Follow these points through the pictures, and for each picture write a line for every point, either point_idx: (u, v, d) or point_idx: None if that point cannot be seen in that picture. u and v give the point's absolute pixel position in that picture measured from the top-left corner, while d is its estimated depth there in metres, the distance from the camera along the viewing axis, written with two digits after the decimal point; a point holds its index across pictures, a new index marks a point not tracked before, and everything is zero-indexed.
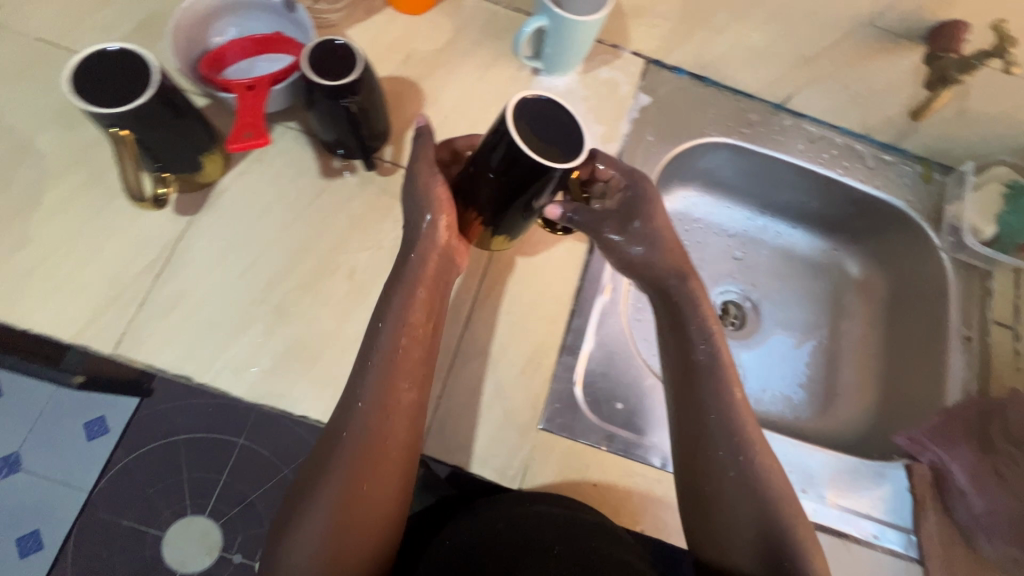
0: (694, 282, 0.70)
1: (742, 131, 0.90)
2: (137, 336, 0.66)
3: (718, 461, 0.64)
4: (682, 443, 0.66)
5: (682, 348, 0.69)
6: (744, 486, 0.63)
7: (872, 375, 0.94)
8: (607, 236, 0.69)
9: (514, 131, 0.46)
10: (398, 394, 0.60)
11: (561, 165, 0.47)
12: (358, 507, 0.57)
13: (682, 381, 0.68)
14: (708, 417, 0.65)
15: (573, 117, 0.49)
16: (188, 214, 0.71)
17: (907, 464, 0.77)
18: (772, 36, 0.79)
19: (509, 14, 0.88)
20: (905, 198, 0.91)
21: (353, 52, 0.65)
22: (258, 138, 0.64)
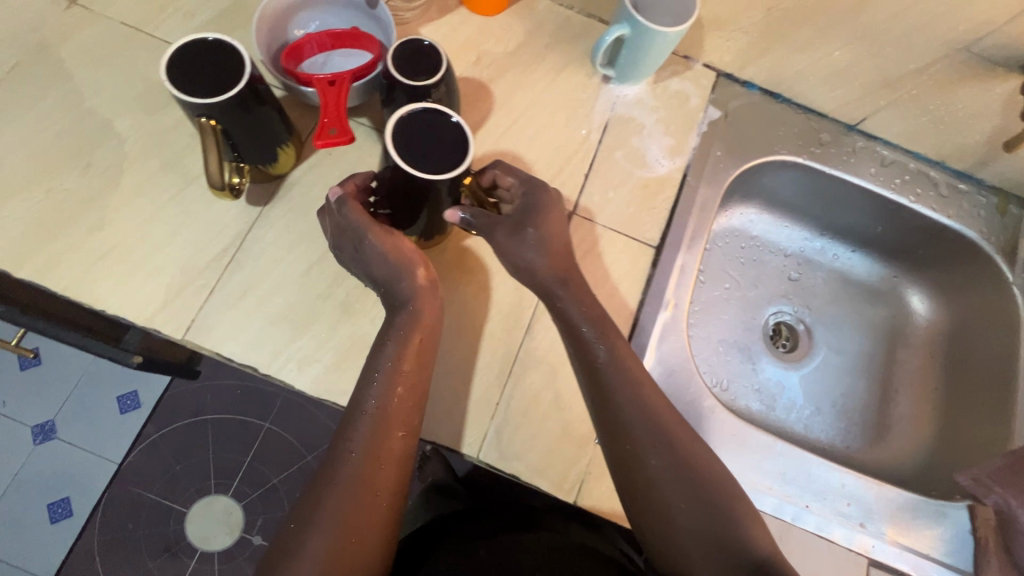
0: (578, 286, 0.68)
1: (812, 150, 0.88)
2: (208, 323, 0.67)
3: (641, 461, 0.61)
4: (610, 449, 0.63)
5: (581, 352, 0.65)
6: (697, 500, 0.61)
7: (929, 409, 0.92)
8: (500, 239, 0.67)
9: (400, 156, 0.55)
10: (398, 423, 0.61)
11: (453, 175, 0.56)
12: (355, 534, 0.56)
13: (589, 388, 0.65)
14: (627, 422, 0.62)
15: (441, 123, 0.57)
16: (260, 205, 0.72)
17: (969, 505, 0.75)
18: (858, 55, 0.77)
19: (582, 19, 0.87)
20: (977, 228, 0.88)
21: (439, 53, 0.65)
22: (341, 135, 0.63)
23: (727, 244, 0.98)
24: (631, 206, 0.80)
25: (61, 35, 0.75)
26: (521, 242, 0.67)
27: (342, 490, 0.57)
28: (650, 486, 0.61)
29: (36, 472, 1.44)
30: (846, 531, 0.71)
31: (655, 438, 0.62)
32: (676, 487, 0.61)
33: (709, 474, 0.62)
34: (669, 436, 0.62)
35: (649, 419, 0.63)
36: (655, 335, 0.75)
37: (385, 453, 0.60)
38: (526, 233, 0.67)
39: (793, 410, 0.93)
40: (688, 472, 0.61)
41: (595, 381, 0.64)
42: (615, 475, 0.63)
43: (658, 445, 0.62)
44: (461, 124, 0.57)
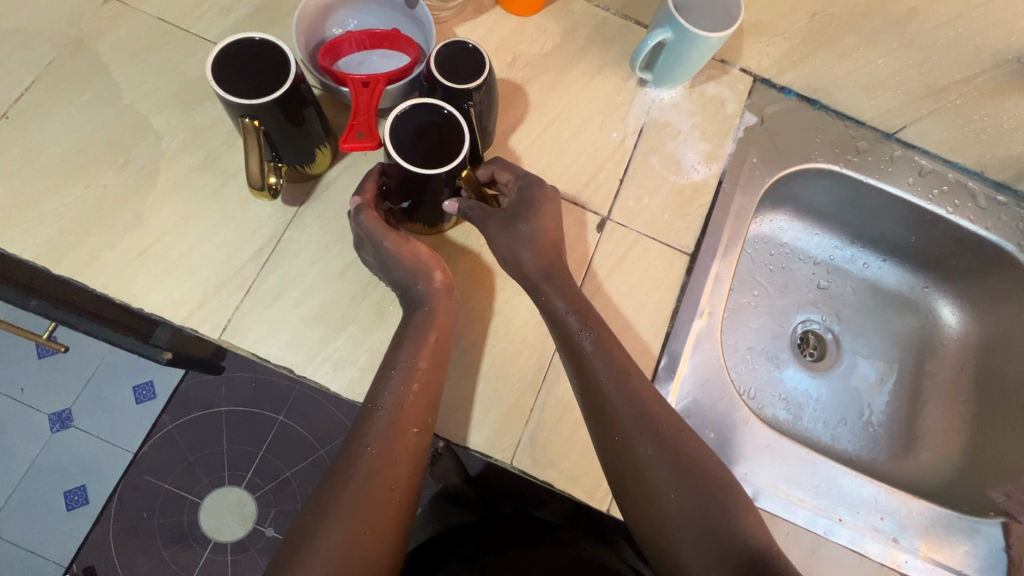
0: (563, 277, 0.67)
1: (849, 158, 0.86)
2: (243, 323, 0.67)
3: (629, 450, 0.61)
4: (600, 440, 0.63)
5: (567, 342, 0.65)
6: (690, 491, 0.60)
7: (958, 421, 0.91)
8: (491, 232, 0.66)
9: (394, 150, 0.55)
10: (411, 425, 0.61)
11: (448, 167, 0.56)
12: (365, 534, 0.56)
13: (576, 377, 0.65)
14: (613, 410, 0.62)
15: (434, 113, 0.57)
16: (295, 204, 0.71)
17: (1003, 522, 0.74)
18: (901, 64, 0.79)
19: (618, 21, 0.86)
20: (1016, 241, 0.87)
21: (484, 58, 0.64)
22: (368, 141, 0.59)
23: (757, 250, 0.97)
24: (666, 212, 0.79)
25: (99, 29, 0.74)
26: (513, 236, 0.66)
27: (356, 492, 0.57)
28: (639, 475, 0.61)
29: (53, 460, 1.45)
30: (879, 545, 0.71)
31: (644, 427, 0.62)
32: (666, 476, 0.60)
33: (701, 465, 0.61)
34: (659, 425, 0.62)
35: (638, 408, 0.62)
36: (689, 344, 0.75)
37: (400, 454, 0.60)
38: (518, 227, 0.66)
39: (819, 420, 0.92)
40: (679, 464, 0.61)
41: (583, 370, 0.64)
42: (606, 466, 0.63)
43: (648, 434, 0.61)
44: (454, 115, 0.57)
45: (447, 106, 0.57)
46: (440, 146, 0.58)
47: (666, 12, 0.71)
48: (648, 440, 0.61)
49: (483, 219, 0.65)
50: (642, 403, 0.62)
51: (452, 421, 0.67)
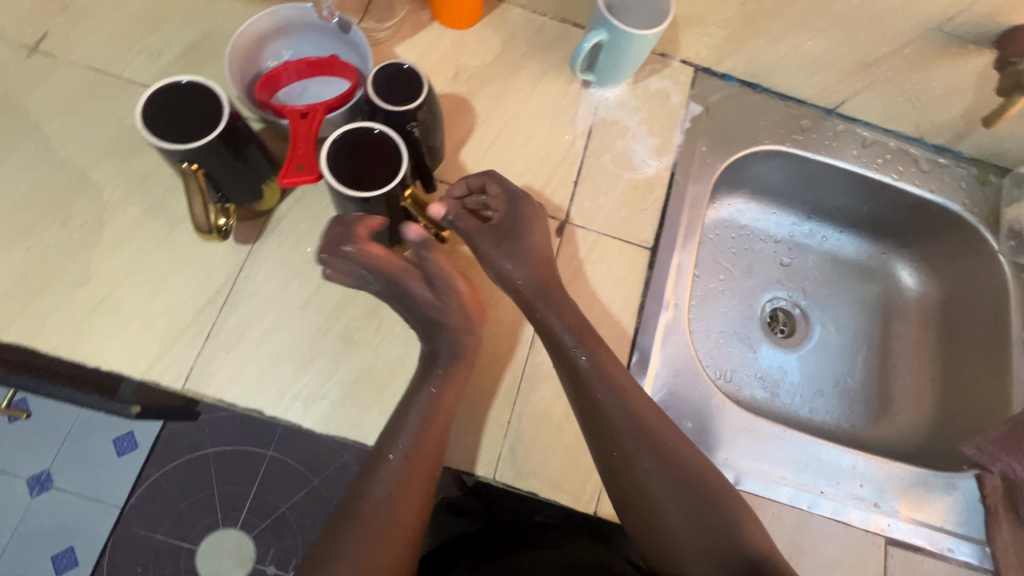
0: (556, 291, 0.69)
1: (794, 138, 0.89)
2: (206, 370, 0.65)
3: (628, 464, 0.64)
4: (599, 454, 0.65)
5: (563, 359, 0.67)
6: (687, 500, 0.63)
7: (927, 381, 0.94)
8: (482, 250, 0.69)
9: (332, 179, 0.55)
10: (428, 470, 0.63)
11: (389, 187, 0.56)
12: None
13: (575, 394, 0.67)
14: (612, 424, 0.65)
15: (369, 136, 0.57)
16: (248, 243, 0.70)
17: (976, 473, 0.76)
18: (833, 42, 0.78)
19: (557, 25, 0.87)
20: (960, 201, 0.90)
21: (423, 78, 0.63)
22: (309, 174, 0.58)
23: (718, 235, 0.99)
24: (623, 209, 0.80)
25: (25, 85, 0.72)
26: (508, 252, 0.69)
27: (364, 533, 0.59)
28: (639, 489, 0.64)
29: (36, 526, 1.40)
30: (861, 512, 0.72)
31: (642, 443, 0.64)
32: (665, 488, 0.64)
33: (700, 476, 0.64)
34: (656, 441, 0.65)
35: (636, 423, 0.65)
36: (659, 338, 0.75)
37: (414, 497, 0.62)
38: (514, 243, 0.69)
39: (796, 395, 0.94)
40: (677, 474, 0.64)
41: (582, 388, 0.66)
42: (606, 477, 0.66)
43: (646, 448, 0.64)
44: (388, 133, 0.57)
45: (377, 125, 0.57)
46: (382, 167, 0.58)
47: (598, 14, 0.72)
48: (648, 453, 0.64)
49: (471, 230, 0.68)
50: (639, 416, 0.65)
51: None
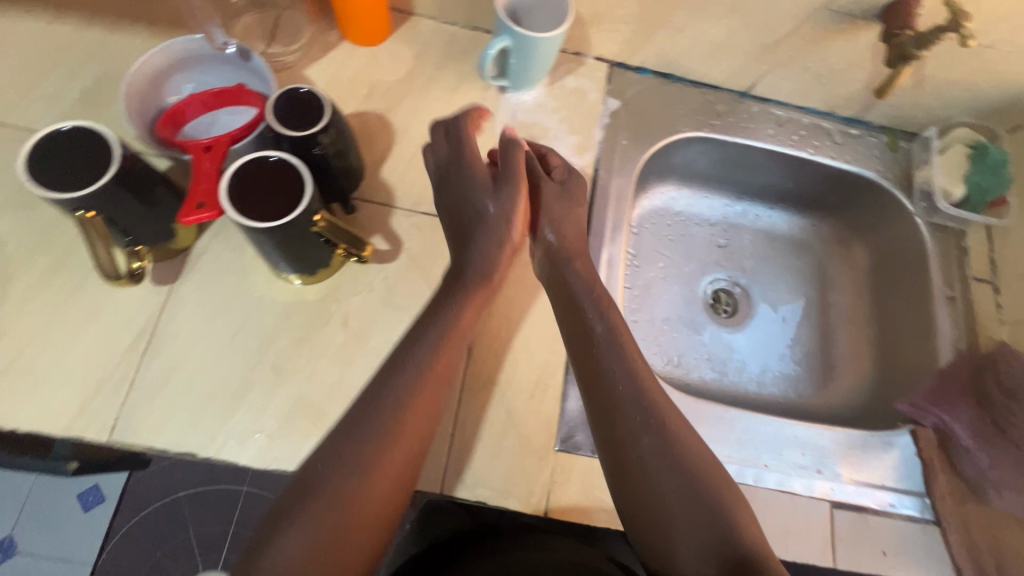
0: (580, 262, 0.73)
1: (711, 123, 0.91)
2: (133, 418, 0.63)
3: (629, 437, 0.62)
4: (599, 425, 0.65)
5: (581, 326, 0.70)
6: (682, 485, 0.60)
7: (864, 344, 0.97)
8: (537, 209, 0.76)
9: (234, 212, 0.55)
10: (397, 453, 0.55)
11: (295, 213, 0.56)
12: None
13: (585, 360, 0.68)
14: (615, 395, 0.65)
15: (268, 165, 0.57)
16: (167, 282, 0.69)
17: (912, 429, 0.79)
18: (733, 28, 0.80)
19: (469, 33, 0.87)
20: (874, 168, 0.93)
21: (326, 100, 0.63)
22: (211, 209, 0.57)
23: (654, 224, 1.01)
24: None
25: None
26: (564, 210, 0.76)
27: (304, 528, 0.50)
28: (637, 464, 0.62)
29: None
30: (805, 481, 0.74)
31: (643, 422, 0.63)
32: (660, 469, 0.61)
33: (702, 466, 0.61)
34: (659, 418, 0.63)
35: (639, 398, 0.64)
36: None
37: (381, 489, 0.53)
38: (571, 205, 0.76)
39: (744, 372, 0.96)
40: (676, 459, 0.61)
41: (591, 354, 0.68)
42: (603, 446, 0.65)
43: (647, 424, 0.63)
44: (287, 160, 0.57)
45: (273, 153, 0.57)
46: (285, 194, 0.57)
47: (500, 20, 0.72)
48: (648, 429, 0.62)
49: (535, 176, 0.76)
50: (643, 391, 0.64)
51: None
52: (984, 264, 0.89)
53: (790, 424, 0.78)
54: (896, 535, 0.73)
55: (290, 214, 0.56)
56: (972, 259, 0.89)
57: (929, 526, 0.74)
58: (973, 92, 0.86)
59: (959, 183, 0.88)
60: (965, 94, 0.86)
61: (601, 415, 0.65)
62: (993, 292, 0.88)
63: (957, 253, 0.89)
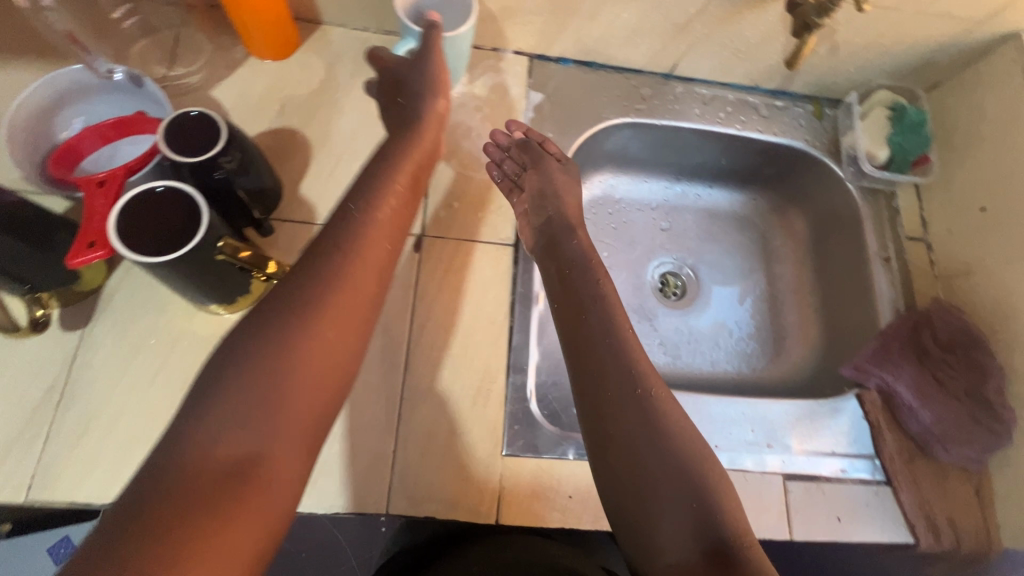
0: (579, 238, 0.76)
1: (637, 108, 0.91)
2: (50, 474, 0.60)
3: (612, 411, 0.60)
4: (584, 396, 0.63)
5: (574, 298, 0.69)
6: (668, 466, 0.57)
7: (811, 312, 0.98)
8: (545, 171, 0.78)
9: (127, 250, 0.51)
10: (332, 332, 0.51)
11: (195, 240, 0.53)
12: (237, 446, 0.44)
13: (575, 332, 0.67)
14: (605, 366, 0.63)
15: (160, 196, 0.55)
16: (77, 327, 0.66)
17: (856, 393, 0.80)
18: (644, 11, 0.80)
19: (381, 38, 0.85)
20: (802, 137, 0.94)
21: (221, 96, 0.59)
22: (103, 248, 0.54)
23: (595, 214, 1.00)
24: (479, 211, 0.79)
25: None
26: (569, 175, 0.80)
27: (236, 404, 0.45)
28: (620, 439, 0.59)
29: None
30: (757, 457, 0.75)
31: (631, 396, 0.61)
32: (646, 448, 0.58)
33: (689, 442, 0.58)
34: (645, 393, 0.61)
35: (627, 365, 0.63)
36: (535, 331, 0.76)
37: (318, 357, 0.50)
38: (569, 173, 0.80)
39: (697, 352, 0.95)
40: (661, 435, 0.58)
41: (581, 319, 0.67)
42: (587, 420, 0.62)
43: (632, 398, 0.61)
44: (178, 188, 0.55)
45: (158, 183, 0.55)
46: (184, 224, 0.55)
47: (404, 23, 0.70)
48: (633, 401, 0.60)
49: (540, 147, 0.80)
50: (631, 365, 0.63)
51: (313, 492, 0.64)
52: (915, 223, 0.91)
53: (738, 403, 0.78)
54: (851, 500, 0.74)
55: (194, 238, 0.53)
56: (903, 219, 0.91)
57: (881, 488, 0.75)
58: (886, 54, 0.87)
59: (883, 146, 0.89)
60: (879, 57, 0.88)
61: (587, 386, 0.63)
62: (926, 249, 0.90)
63: (888, 214, 0.92)
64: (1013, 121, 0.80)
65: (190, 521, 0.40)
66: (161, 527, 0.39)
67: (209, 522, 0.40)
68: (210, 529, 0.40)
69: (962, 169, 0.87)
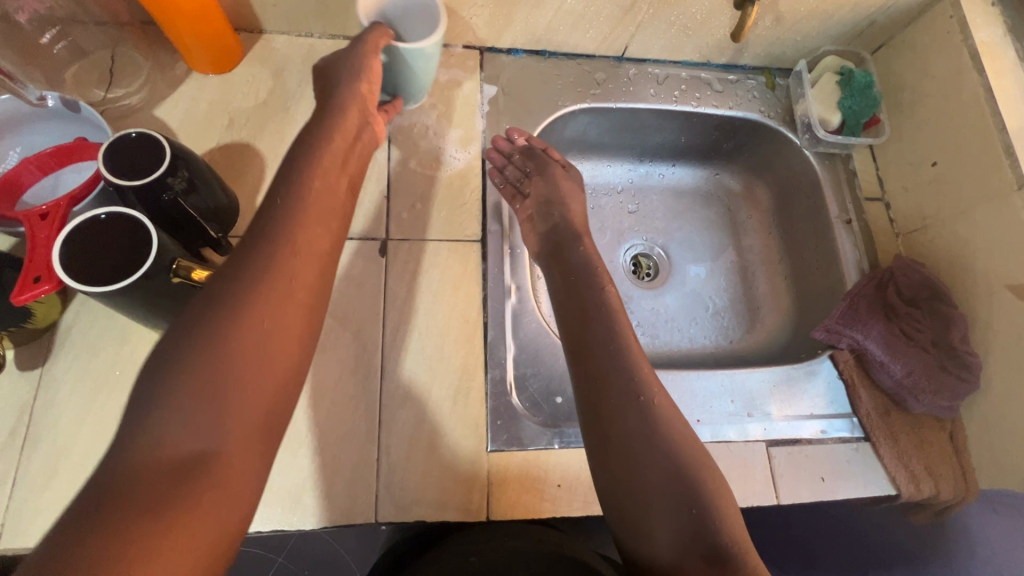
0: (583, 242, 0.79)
1: (593, 93, 0.91)
2: (20, 520, 0.58)
3: (613, 415, 0.61)
4: (588, 398, 0.64)
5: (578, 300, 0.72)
6: (668, 470, 0.58)
7: (781, 280, 0.99)
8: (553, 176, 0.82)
9: (74, 282, 0.50)
10: (279, 315, 0.47)
11: (147, 266, 0.51)
12: (183, 445, 0.40)
13: (578, 334, 0.68)
14: (607, 372, 0.64)
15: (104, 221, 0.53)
16: (35, 366, 0.63)
17: (830, 354, 0.82)
18: None
19: (327, 42, 0.83)
20: (757, 109, 0.96)
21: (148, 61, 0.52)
22: (49, 282, 0.52)
23: None
24: (443, 209, 0.78)
25: None
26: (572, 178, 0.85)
27: (176, 402, 0.41)
28: (621, 442, 0.60)
29: None
30: (739, 427, 0.76)
31: (632, 400, 0.62)
32: (646, 452, 0.59)
33: (687, 446, 0.60)
34: (645, 397, 0.62)
35: (630, 376, 0.63)
36: (510, 324, 0.76)
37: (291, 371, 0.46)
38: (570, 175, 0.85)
39: (675, 330, 0.95)
40: (660, 439, 0.59)
41: (583, 323, 0.69)
42: (588, 423, 0.63)
43: (633, 401, 0.62)
44: (124, 213, 0.53)
45: (101, 210, 0.53)
46: (132, 250, 0.53)
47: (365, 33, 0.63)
48: (634, 402, 0.61)
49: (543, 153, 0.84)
50: (632, 369, 0.64)
51: (299, 509, 0.63)
52: (872, 184, 0.94)
53: (718, 376, 0.79)
54: (833, 460, 0.75)
55: (143, 266, 0.52)
56: (861, 180, 0.94)
57: (861, 444, 0.77)
58: (829, 21, 0.88)
59: (834, 111, 0.90)
60: (824, 24, 0.89)
61: (590, 388, 0.64)
62: (885, 208, 0.93)
63: (847, 177, 0.94)
64: (955, 76, 0.83)
65: (138, 526, 0.36)
66: (115, 528, 0.36)
67: (165, 522, 0.38)
68: (161, 532, 0.37)
69: (911, 126, 0.90)
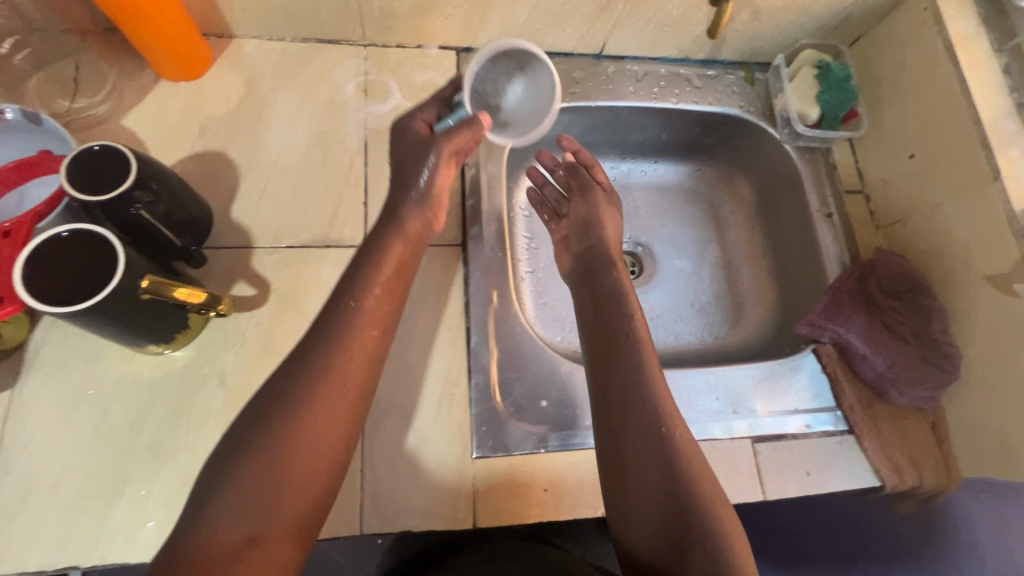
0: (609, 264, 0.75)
1: (572, 92, 0.90)
2: None
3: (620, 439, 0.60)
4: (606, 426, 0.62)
5: (604, 325, 0.69)
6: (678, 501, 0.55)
7: (765, 275, 1.00)
8: (598, 207, 0.81)
9: (37, 303, 0.48)
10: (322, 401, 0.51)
11: (115, 285, 0.50)
12: (234, 531, 0.46)
13: (602, 355, 0.66)
14: (626, 395, 0.62)
15: (69, 236, 0.52)
16: (7, 387, 0.62)
17: (813, 349, 0.82)
18: None
19: (299, 45, 0.81)
20: (737, 104, 0.95)
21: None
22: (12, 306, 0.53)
23: None
24: None
25: None
26: (615, 208, 0.82)
27: (235, 500, 0.46)
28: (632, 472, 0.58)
29: None
30: (724, 425, 0.76)
31: (652, 429, 0.59)
32: (659, 479, 0.57)
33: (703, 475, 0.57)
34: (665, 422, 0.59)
35: (648, 400, 0.61)
36: (493, 327, 0.74)
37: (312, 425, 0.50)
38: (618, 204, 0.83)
39: (660, 328, 0.95)
40: (674, 466, 0.57)
41: (608, 345, 0.67)
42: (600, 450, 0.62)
43: (651, 425, 0.59)
44: (91, 229, 0.52)
45: (65, 227, 0.51)
46: (99, 269, 0.52)
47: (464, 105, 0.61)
48: (649, 429, 0.59)
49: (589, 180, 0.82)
50: (654, 396, 0.61)
51: None
52: (852, 176, 0.94)
53: (703, 373, 0.79)
54: (819, 454, 0.76)
55: (110, 284, 0.50)
56: (841, 173, 0.94)
57: (845, 437, 0.77)
58: (806, 14, 0.88)
59: (814, 105, 0.90)
60: (800, 18, 0.89)
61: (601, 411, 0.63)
62: (865, 201, 0.93)
63: (827, 170, 0.94)
64: (931, 68, 0.83)
65: None
66: None
67: None
68: None
69: (889, 118, 0.90)
